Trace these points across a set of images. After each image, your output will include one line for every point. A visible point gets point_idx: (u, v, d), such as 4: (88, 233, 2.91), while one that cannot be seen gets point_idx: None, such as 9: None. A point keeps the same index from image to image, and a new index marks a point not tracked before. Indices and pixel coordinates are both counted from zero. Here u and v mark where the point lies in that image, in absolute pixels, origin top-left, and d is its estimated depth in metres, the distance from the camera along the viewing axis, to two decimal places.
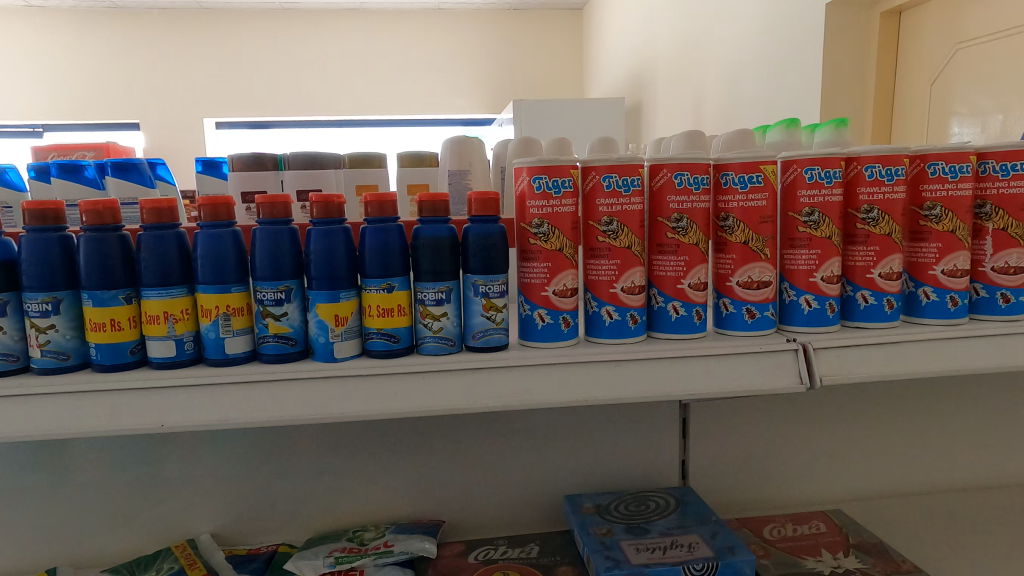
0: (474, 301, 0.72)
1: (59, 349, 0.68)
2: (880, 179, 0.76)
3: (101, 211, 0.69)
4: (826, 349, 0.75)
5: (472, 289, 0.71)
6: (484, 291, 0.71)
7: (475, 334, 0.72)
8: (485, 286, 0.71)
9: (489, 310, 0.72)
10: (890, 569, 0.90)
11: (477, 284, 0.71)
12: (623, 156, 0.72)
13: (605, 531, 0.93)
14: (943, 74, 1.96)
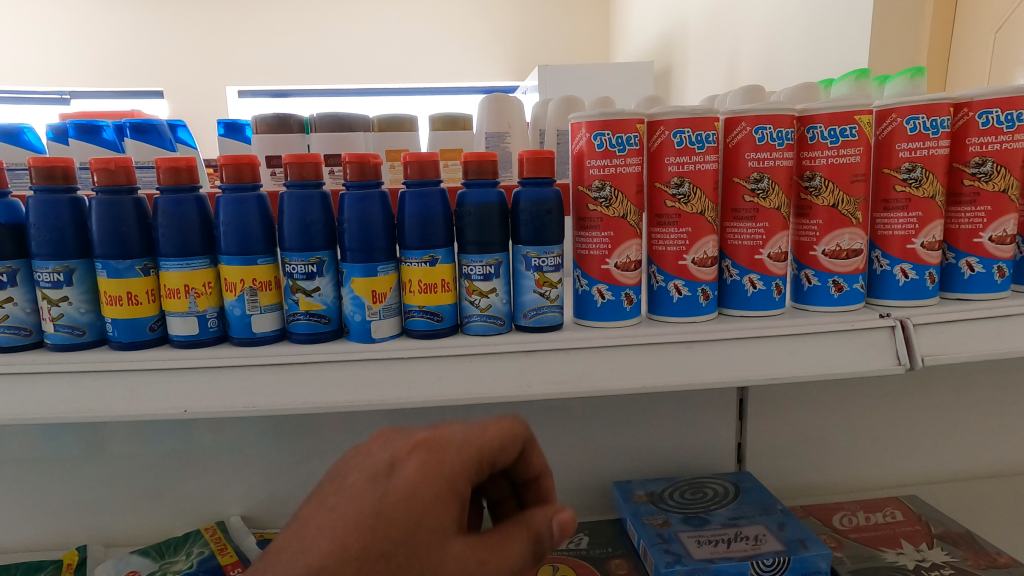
0: (526, 276, 0.64)
1: (73, 324, 0.62)
2: (996, 127, 0.66)
3: (113, 170, 0.61)
4: (927, 326, 0.65)
5: (524, 262, 0.64)
6: (537, 265, 0.63)
7: (526, 312, 0.65)
8: (538, 259, 0.63)
9: (543, 286, 0.64)
10: (983, 562, 0.82)
11: (529, 257, 0.63)
12: (695, 108, 0.63)
13: (661, 521, 0.86)
14: (1010, 22, 1.78)
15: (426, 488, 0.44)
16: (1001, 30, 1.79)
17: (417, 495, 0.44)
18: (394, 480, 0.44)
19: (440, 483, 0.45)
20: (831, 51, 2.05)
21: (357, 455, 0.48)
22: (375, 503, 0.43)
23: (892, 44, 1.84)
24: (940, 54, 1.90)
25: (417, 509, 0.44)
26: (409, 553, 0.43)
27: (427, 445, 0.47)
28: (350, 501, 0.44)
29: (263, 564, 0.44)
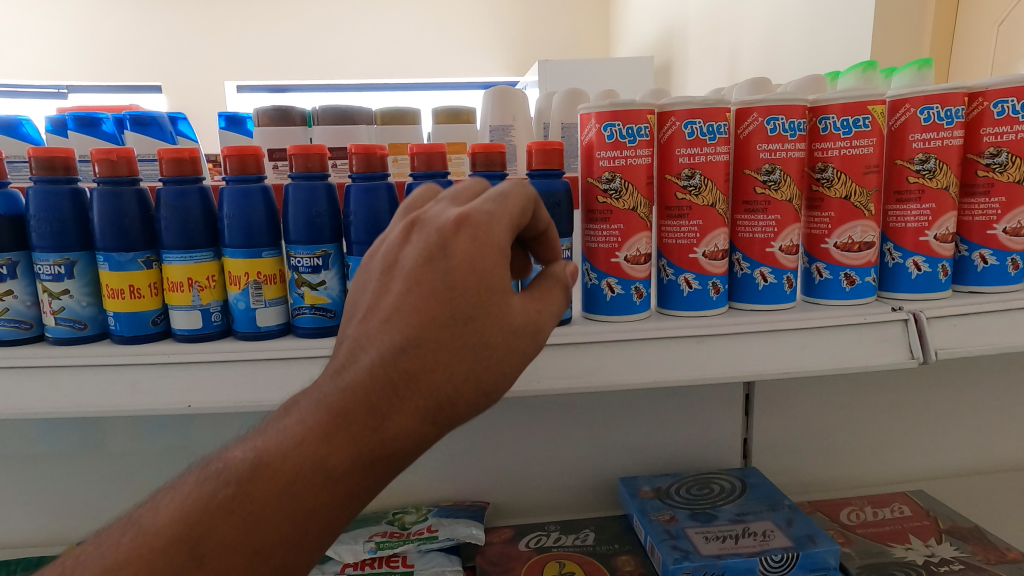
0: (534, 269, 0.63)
1: (74, 318, 0.61)
2: (1011, 117, 0.65)
3: (115, 160, 0.60)
4: (941, 320, 0.64)
5: None
6: None
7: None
8: None
9: None
10: (992, 557, 0.81)
11: None
12: (707, 98, 0.62)
13: (668, 517, 0.85)
14: (1011, 17, 1.73)
15: (489, 256, 0.40)
16: (1005, 22, 1.74)
17: (484, 264, 0.40)
18: (455, 252, 0.40)
19: (498, 245, 0.41)
20: (834, 43, 2.03)
21: (396, 238, 0.44)
22: (443, 282, 0.40)
23: (896, 35, 1.81)
24: (942, 44, 1.87)
25: (483, 272, 0.40)
26: (489, 316, 0.40)
27: (467, 218, 0.41)
28: (411, 279, 0.41)
29: (337, 362, 0.42)
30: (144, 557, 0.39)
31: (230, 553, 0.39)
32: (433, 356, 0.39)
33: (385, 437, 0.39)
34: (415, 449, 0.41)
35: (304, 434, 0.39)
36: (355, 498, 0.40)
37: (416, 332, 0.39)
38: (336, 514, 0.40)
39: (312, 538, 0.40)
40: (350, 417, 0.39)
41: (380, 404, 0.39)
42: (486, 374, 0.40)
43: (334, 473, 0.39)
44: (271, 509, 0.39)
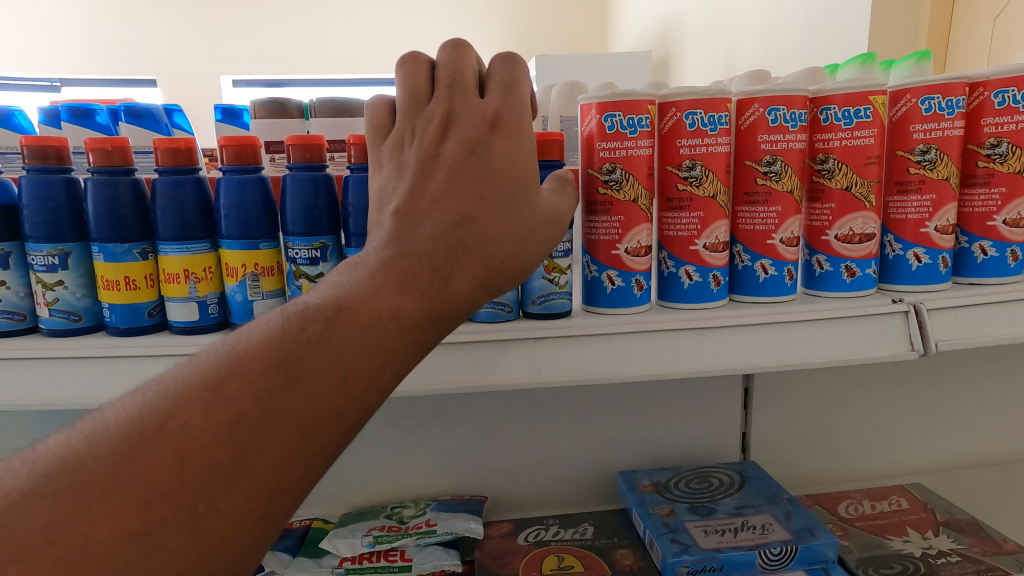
0: None
1: (69, 309, 0.60)
2: (1012, 107, 0.64)
3: (109, 149, 0.59)
4: (941, 311, 0.64)
5: None
6: None
7: (535, 299, 0.64)
8: None
9: (551, 272, 0.63)
10: (989, 549, 0.81)
11: None
12: (708, 88, 0.61)
13: (667, 511, 0.85)
14: (1010, 7, 1.73)
15: (522, 145, 0.48)
16: (1000, 16, 1.74)
17: (519, 148, 0.48)
18: (495, 137, 0.48)
19: (528, 134, 0.49)
20: (831, 36, 2.02)
21: (427, 130, 0.49)
22: (489, 160, 0.46)
23: (894, 27, 1.80)
24: (940, 33, 1.85)
25: (521, 161, 0.47)
26: (528, 197, 0.47)
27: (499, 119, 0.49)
28: (459, 157, 0.46)
29: (386, 237, 0.43)
30: (229, 385, 0.34)
31: (319, 383, 0.36)
32: (487, 226, 0.44)
33: (451, 291, 0.41)
34: (469, 311, 0.43)
35: (377, 284, 0.39)
36: (421, 346, 0.41)
37: (473, 198, 0.45)
38: (405, 359, 0.40)
39: (387, 381, 0.39)
40: (420, 270, 0.41)
41: (444, 267, 0.42)
42: (523, 253, 0.46)
43: (408, 323, 0.39)
44: (357, 345, 0.37)
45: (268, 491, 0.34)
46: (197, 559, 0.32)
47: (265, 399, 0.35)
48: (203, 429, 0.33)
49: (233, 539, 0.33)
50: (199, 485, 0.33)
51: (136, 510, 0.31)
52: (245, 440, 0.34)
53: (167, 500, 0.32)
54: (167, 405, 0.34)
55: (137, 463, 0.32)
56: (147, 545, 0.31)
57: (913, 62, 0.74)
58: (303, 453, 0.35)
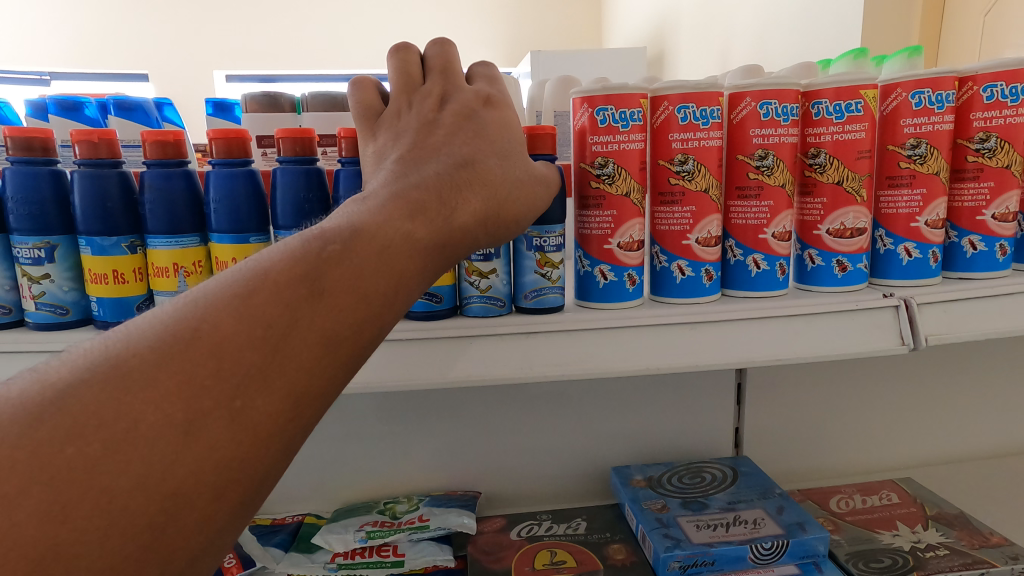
0: (527, 257, 0.63)
1: (55, 303, 0.60)
2: (1000, 101, 0.65)
3: (96, 142, 0.59)
4: (931, 306, 0.64)
5: (526, 242, 0.62)
6: (538, 245, 0.62)
7: (527, 294, 0.63)
8: (540, 240, 0.62)
9: (544, 267, 0.63)
10: (977, 543, 0.81)
11: (531, 237, 0.62)
12: (700, 82, 0.61)
13: (660, 506, 0.85)
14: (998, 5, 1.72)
15: (511, 121, 0.56)
16: (990, 13, 1.73)
17: (509, 122, 0.55)
18: (489, 111, 0.55)
19: (515, 112, 0.57)
20: (824, 33, 2.02)
21: (428, 105, 0.55)
22: (485, 125, 0.53)
23: (886, 24, 1.80)
24: (931, 31, 1.86)
25: (510, 130, 0.55)
26: (517, 158, 0.53)
27: (487, 100, 0.57)
28: (460, 121, 0.53)
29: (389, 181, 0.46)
30: (257, 294, 0.34)
31: (342, 295, 0.36)
32: (483, 173, 0.49)
33: (456, 223, 0.44)
34: (470, 243, 0.46)
35: (390, 209, 0.41)
36: (429, 273, 0.42)
37: (474, 150, 0.51)
38: (417, 283, 0.40)
39: (402, 301, 0.39)
40: (428, 201, 0.43)
41: (450, 199, 0.45)
42: (514, 201, 0.51)
43: (421, 245, 0.41)
44: (375, 263, 0.38)
45: (298, 393, 0.34)
46: (236, 454, 0.32)
47: (294, 303, 0.35)
48: (236, 331, 0.33)
49: (267, 439, 0.33)
50: (236, 382, 0.32)
51: (181, 400, 0.31)
52: (275, 344, 0.34)
53: (207, 393, 0.31)
54: (197, 312, 0.33)
55: (176, 359, 0.31)
56: (191, 435, 0.31)
57: (904, 58, 0.74)
58: (330, 357, 0.35)
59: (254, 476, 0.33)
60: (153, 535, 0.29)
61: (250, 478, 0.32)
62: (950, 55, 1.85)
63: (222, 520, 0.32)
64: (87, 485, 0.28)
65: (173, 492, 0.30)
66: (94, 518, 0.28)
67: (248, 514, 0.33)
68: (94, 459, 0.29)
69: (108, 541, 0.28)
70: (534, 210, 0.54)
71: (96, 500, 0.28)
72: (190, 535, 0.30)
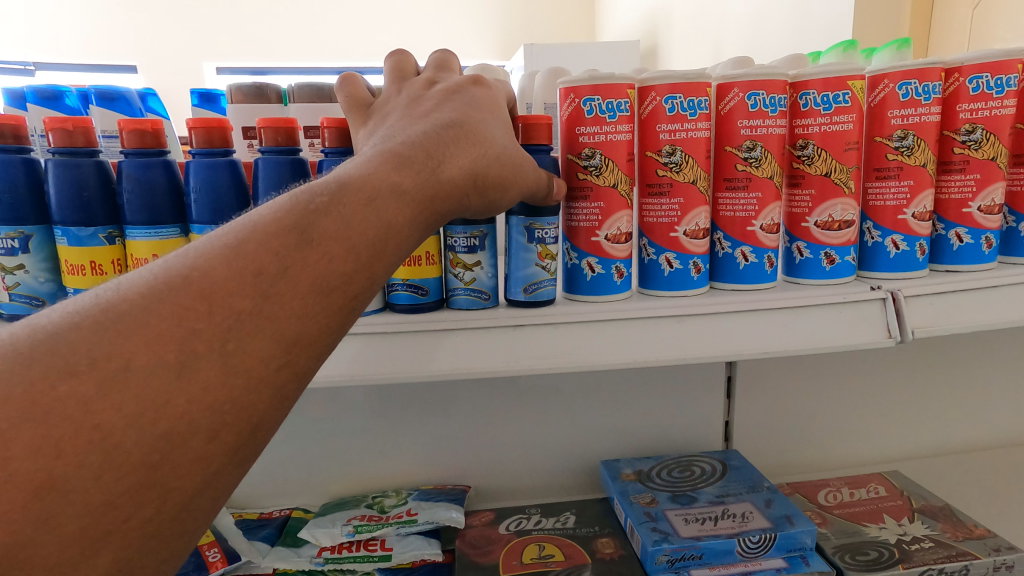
0: (528, 249, 0.62)
1: (31, 294, 0.59)
2: (986, 93, 0.64)
3: (71, 129, 0.57)
4: (918, 299, 0.64)
5: (526, 234, 0.61)
6: (540, 237, 0.61)
7: (524, 287, 0.62)
8: (541, 231, 0.61)
9: (545, 259, 0.62)
10: (962, 535, 0.81)
11: (532, 229, 0.61)
12: (687, 72, 0.61)
13: (648, 499, 0.85)
14: None
15: (497, 100, 0.55)
16: (979, 5, 1.75)
17: (496, 100, 0.54)
18: (477, 86, 0.54)
19: (500, 92, 0.55)
20: (816, 27, 2.01)
21: (417, 88, 0.54)
22: (473, 97, 0.52)
23: (876, 17, 1.79)
24: (921, 26, 1.86)
25: (497, 105, 0.54)
26: (504, 129, 0.52)
27: (474, 75, 0.55)
28: (447, 92, 0.52)
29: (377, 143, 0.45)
30: (247, 243, 0.34)
31: (331, 243, 0.36)
32: (472, 133, 0.48)
33: (442, 175, 0.43)
34: (458, 199, 0.45)
35: (377, 163, 0.41)
36: (419, 225, 0.41)
37: (461, 113, 0.49)
38: (407, 235, 0.40)
39: (391, 251, 0.39)
40: (414, 155, 0.43)
41: (437, 153, 0.44)
42: (506, 166, 0.50)
43: (408, 196, 0.40)
44: (363, 213, 0.38)
45: (288, 339, 0.34)
46: (231, 396, 0.32)
47: (283, 251, 0.35)
48: (226, 277, 0.33)
49: (260, 381, 0.33)
50: (226, 327, 0.32)
51: (172, 343, 0.31)
52: (265, 290, 0.34)
53: (198, 336, 0.32)
54: (188, 261, 0.34)
55: (166, 303, 0.31)
56: (183, 375, 0.31)
57: (894, 49, 0.74)
58: (320, 304, 0.35)
59: (249, 419, 0.33)
60: (149, 474, 0.30)
61: (245, 421, 0.33)
62: (941, 49, 1.85)
63: (218, 463, 0.32)
64: (81, 422, 0.28)
65: (168, 431, 0.30)
66: (90, 456, 0.28)
67: (245, 457, 0.33)
68: (87, 399, 0.29)
69: (104, 478, 0.29)
70: (524, 178, 0.52)
71: (90, 436, 0.28)
72: (187, 475, 0.31)
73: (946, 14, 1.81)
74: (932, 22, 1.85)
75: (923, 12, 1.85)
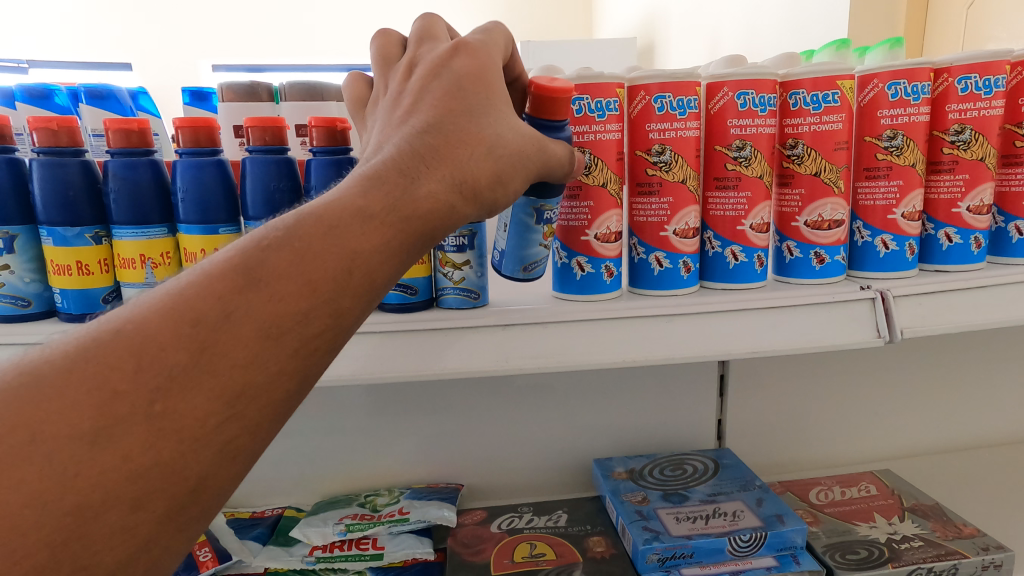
0: (536, 232, 0.58)
1: (16, 294, 0.58)
2: (974, 93, 0.65)
3: (55, 129, 0.57)
4: (907, 298, 0.64)
5: (537, 217, 0.57)
6: (548, 218, 0.58)
7: (525, 266, 0.60)
8: (550, 212, 0.58)
9: (548, 238, 0.60)
10: (952, 534, 0.82)
11: (544, 212, 0.57)
12: (677, 72, 0.61)
13: (640, 498, 0.85)
14: None
15: (488, 68, 0.47)
16: (974, 5, 1.75)
17: (485, 69, 0.47)
18: (460, 58, 0.47)
19: (491, 58, 0.48)
20: (812, 26, 2.01)
21: (400, 77, 0.49)
22: (458, 73, 0.46)
23: (872, 14, 1.78)
24: (917, 28, 1.86)
25: (487, 76, 0.47)
26: (500, 111, 0.46)
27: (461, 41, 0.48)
28: (427, 80, 0.46)
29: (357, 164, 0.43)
30: (188, 292, 0.34)
31: (281, 284, 0.35)
32: (454, 133, 0.43)
33: (417, 197, 0.40)
34: (445, 217, 0.41)
35: (339, 193, 0.39)
36: (392, 255, 0.39)
37: (439, 110, 0.44)
38: (375, 267, 0.38)
39: (356, 286, 0.37)
40: (384, 178, 0.40)
41: (411, 169, 0.41)
42: (498, 162, 0.44)
43: (370, 226, 0.38)
44: (319, 249, 0.36)
45: (231, 392, 0.33)
46: (154, 464, 0.31)
47: (226, 298, 0.34)
48: (160, 330, 0.32)
49: (195, 442, 0.32)
50: (156, 385, 0.32)
51: (92, 408, 0.30)
52: (203, 341, 0.33)
53: (124, 398, 0.31)
54: (128, 314, 0.33)
55: (91, 365, 0.31)
56: (99, 445, 0.30)
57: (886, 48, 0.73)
58: (267, 354, 0.34)
59: (183, 483, 0.32)
60: (59, 551, 0.29)
61: (179, 484, 0.32)
62: (936, 46, 1.85)
63: (147, 530, 0.31)
64: None
65: (76, 506, 0.29)
66: None
67: (184, 520, 0.33)
68: None
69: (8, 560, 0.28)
70: (526, 167, 0.47)
71: None
72: (105, 548, 0.30)
73: (942, 13, 1.81)
74: (928, 23, 1.85)
75: (918, 10, 1.85)
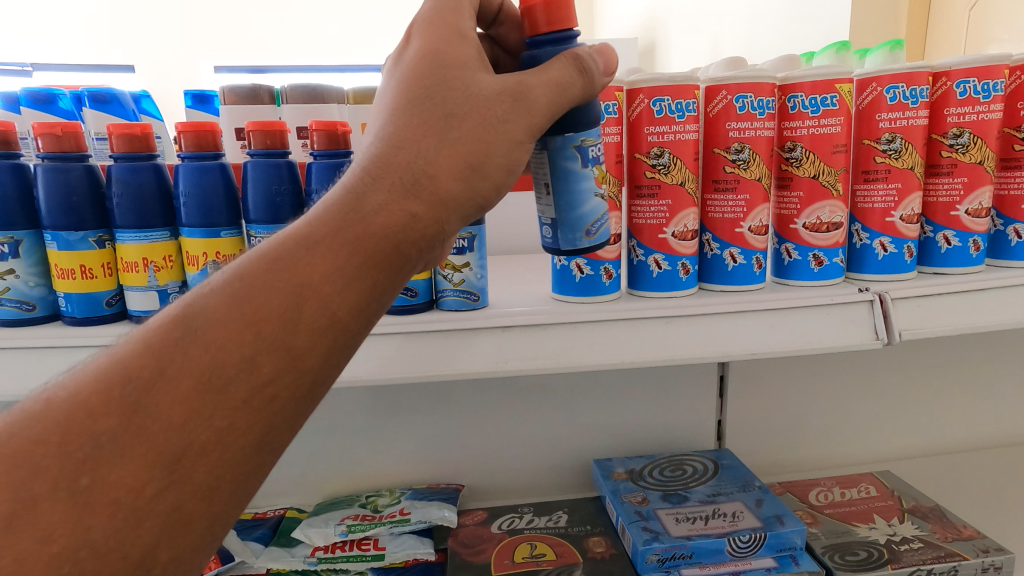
0: (587, 175, 0.53)
1: (21, 298, 0.59)
2: (973, 97, 0.65)
3: (59, 134, 0.58)
4: (905, 300, 0.64)
5: (586, 155, 0.52)
6: (595, 156, 0.53)
7: (588, 230, 0.55)
8: (595, 148, 0.53)
9: (600, 184, 0.55)
10: (951, 535, 0.82)
11: (590, 147, 0.52)
12: (676, 75, 0.61)
13: (640, 498, 0.85)
14: None
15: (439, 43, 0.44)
16: (977, 5, 1.75)
17: (435, 46, 0.44)
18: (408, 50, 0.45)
19: (442, 30, 0.45)
20: (813, 27, 2.01)
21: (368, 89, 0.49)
22: (405, 68, 0.44)
23: (873, 15, 1.78)
24: (919, 31, 1.86)
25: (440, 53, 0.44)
26: (453, 84, 0.43)
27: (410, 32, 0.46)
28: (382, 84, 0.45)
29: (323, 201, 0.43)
30: (125, 356, 0.35)
31: (215, 334, 0.36)
32: (405, 134, 0.42)
33: (369, 219, 0.39)
34: (406, 232, 0.40)
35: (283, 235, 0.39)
36: (348, 285, 0.38)
37: (391, 113, 0.43)
38: (325, 302, 0.38)
39: (308, 322, 0.37)
40: (334, 206, 0.40)
41: (359, 189, 0.40)
42: (457, 147, 0.42)
43: (310, 260, 0.38)
44: (259, 293, 0.37)
45: (167, 454, 0.34)
46: (88, 543, 0.32)
47: (160, 358, 0.35)
48: (92, 400, 0.33)
49: (128, 511, 0.33)
50: (84, 456, 0.32)
51: (12, 489, 0.31)
52: (134, 402, 0.34)
53: (48, 473, 0.32)
54: (65, 387, 0.35)
55: (12, 442, 0.32)
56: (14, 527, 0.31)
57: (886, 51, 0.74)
58: (205, 408, 0.35)
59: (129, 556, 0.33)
60: None
61: (120, 558, 0.32)
62: (937, 47, 1.85)
63: None
64: None
65: None
66: None
67: None
68: None
69: None
70: (496, 140, 0.43)
71: None
72: None
73: (943, 14, 1.81)
74: (929, 24, 1.85)
75: (919, 11, 1.85)
